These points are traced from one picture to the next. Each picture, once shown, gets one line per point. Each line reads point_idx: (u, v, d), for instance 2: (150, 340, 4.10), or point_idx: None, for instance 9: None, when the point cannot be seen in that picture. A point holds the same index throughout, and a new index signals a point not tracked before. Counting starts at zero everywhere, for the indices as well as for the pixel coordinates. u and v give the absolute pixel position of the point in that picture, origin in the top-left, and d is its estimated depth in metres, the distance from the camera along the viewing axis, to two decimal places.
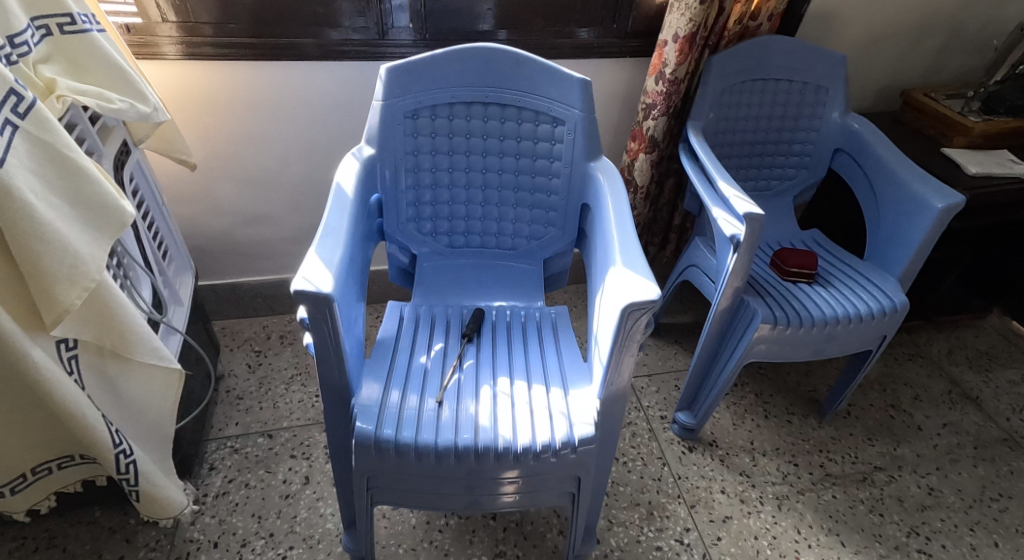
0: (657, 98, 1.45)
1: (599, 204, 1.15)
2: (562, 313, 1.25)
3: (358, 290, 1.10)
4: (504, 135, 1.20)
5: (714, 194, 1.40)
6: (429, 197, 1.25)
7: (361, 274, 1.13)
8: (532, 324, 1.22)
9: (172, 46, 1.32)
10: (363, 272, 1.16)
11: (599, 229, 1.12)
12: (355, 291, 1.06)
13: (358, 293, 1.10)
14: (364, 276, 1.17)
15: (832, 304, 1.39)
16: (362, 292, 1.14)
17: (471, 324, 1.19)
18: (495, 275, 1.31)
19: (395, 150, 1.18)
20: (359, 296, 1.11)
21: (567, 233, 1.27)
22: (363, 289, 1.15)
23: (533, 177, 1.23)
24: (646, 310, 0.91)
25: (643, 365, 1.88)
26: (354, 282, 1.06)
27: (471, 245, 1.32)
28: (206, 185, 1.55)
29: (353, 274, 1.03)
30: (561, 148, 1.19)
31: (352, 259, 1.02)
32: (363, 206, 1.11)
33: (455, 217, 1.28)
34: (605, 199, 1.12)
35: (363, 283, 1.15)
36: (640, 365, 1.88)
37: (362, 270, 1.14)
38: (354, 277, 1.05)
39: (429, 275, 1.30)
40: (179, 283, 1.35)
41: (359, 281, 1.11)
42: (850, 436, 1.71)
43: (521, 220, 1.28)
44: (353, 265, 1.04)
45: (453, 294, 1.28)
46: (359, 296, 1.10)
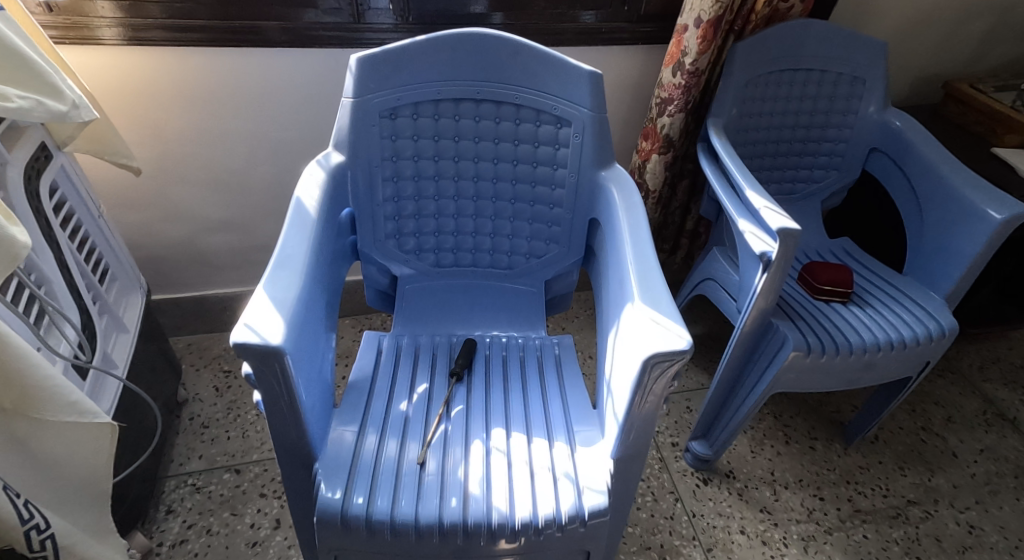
0: (675, 92, 1.27)
1: (610, 221, 0.97)
2: (564, 346, 1.08)
3: (325, 326, 0.92)
4: (499, 138, 1.02)
5: (739, 204, 1.23)
6: (410, 209, 1.07)
7: (328, 305, 0.95)
8: (531, 362, 1.05)
9: (110, 29, 1.13)
10: (332, 303, 0.98)
11: (612, 251, 0.95)
12: (321, 329, 0.89)
13: (325, 330, 0.92)
14: (332, 306, 0.99)
15: (872, 328, 1.23)
16: (330, 327, 0.96)
17: (460, 361, 1.01)
18: (488, 298, 1.14)
19: (369, 156, 0.99)
20: (327, 332, 0.94)
21: (572, 252, 1.09)
22: (331, 321, 0.97)
23: (532, 186, 1.05)
24: (673, 362, 0.74)
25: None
26: (320, 318, 0.88)
27: (461, 263, 1.14)
28: (159, 189, 1.36)
29: (316, 310, 0.85)
30: (566, 153, 1.01)
31: (314, 293, 0.84)
32: (329, 223, 0.93)
33: (441, 234, 1.10)
34: (617, 216, 0.95)
35: (330, 316, 0.97)
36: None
37: (330, 299, 0.96)
38: (319, 313, 0.87)
39: (413, 298, 1.12)
40: (124, 306, 1.17)
41: (326, 313, 0.93)
42: (880, 464, 1.55)
43: (518, 236, 1.11)
44: (317, 300, 0.86)
45: (440, 323, 1.10)
46: (326, 332, 0.92)
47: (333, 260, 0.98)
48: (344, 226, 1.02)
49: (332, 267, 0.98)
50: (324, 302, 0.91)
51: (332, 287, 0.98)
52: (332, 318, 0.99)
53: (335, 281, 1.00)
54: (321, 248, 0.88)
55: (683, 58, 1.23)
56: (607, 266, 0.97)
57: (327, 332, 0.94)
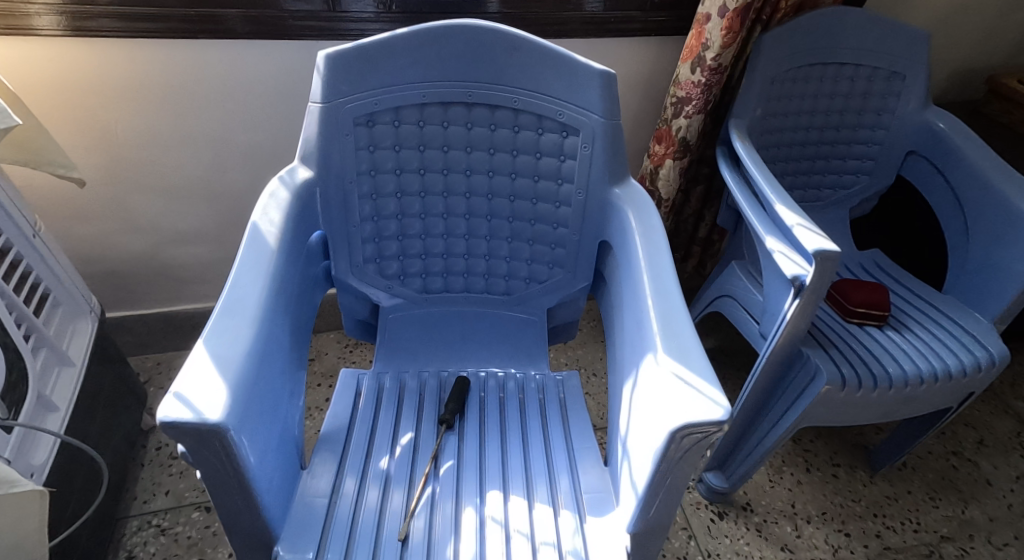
0: (694, 90, 1.12)
1: (623, 246, 0.83)
2: (570, 385, 0.95)
3: (289, 374, 0.78)
4: (494, 147, 0.88)
5: (765, 218, 1.09)
6: (392, 230, 0.92)
7: (295, 347, 0.81)
8: (530, 406, 0.91)
9: (47, 17, 0.98)
10: (300, 343, 0.84)
11: (627, 283, 0.81)
12: (284, 379, 0.75)
13: (290, 378, 0.79)
14: (301, 346, 0.85)
15: (913, 357, 1.09)
16: (297, 370, 0.82)
17: (448, 407, 0.88)
18: (483, 328, 1.01)
19: (342, 170, 0.85)
20: (293, 378, 0.80)
21: (579, 277, 0.95)
22: (298, 363, 0.83)
23: (534, 202, 0.91)
24: (707, 433, 0.60)
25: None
26: (283, 366, 0.74)
27: (452, 288, 1.00)
28: (114, 198, 1.22)
29: (276, 360, 0.71)
30: (572, 165, 0.87)
31: (275, 341, 0.71)
32: (295, 251, 0.79)
33: (428, 256, 0.96)
34: (633, 242, 0.80)
35: (297, 359, 0.83)
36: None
37: (298, 339, 0.82)
38: (281, 362, 0.73)
39: (397, 329, 0.99)
40: (68, 335, 1.04)
41: (291, 357, 0.79)
42: (909, 495, 1.43)
43: (516, 258, 0.97)
44: (278, 347, 0.72)
45: (429, 357, 0.97)
46: (291, 380, 0.79)
47: (302, 292, 0.84)
48: (314, 251, 0.88)
49: (301, 299, 0.84)
50: (288, 346, 0.77)
51: (301, 324, 0.84)
52: (300, 360, 0.85)
53: (305, 315, 0.86)
54: (283, 283, 0.75)
55: (705, 51, 1.08)
56: (619, 300, 0.84)
57: (294, 379, 0.80)
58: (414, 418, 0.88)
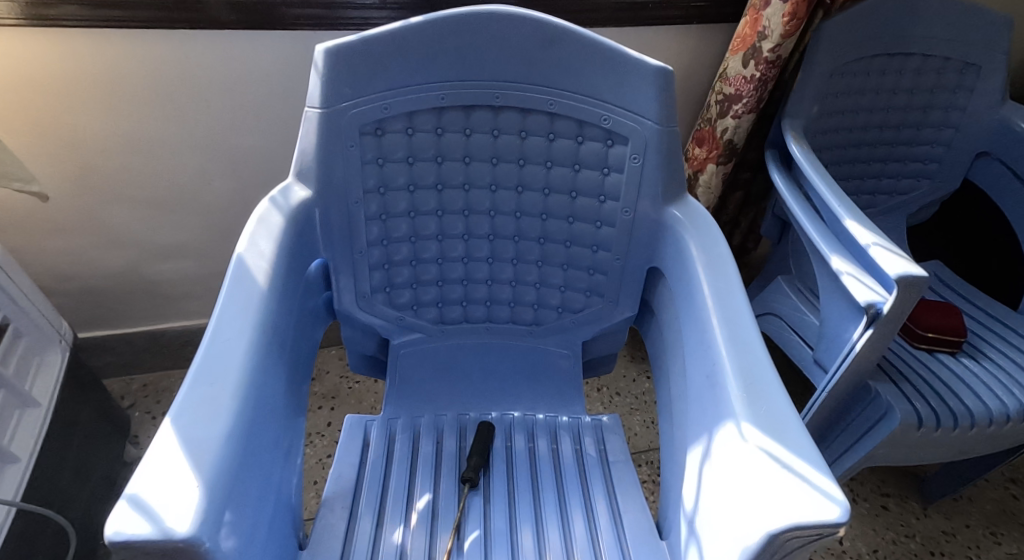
0: (745, 86, 0.98)
1: (681, 278, 0.70)
2: (610, 432, 0.82)
3: (288, 434, 0.66)
4: (525, 158, 0.75)
5: (828, 234, 0.95)
6: (404, 255, 0.79)
7: (295, 399, 0.69)
8: (567, 460, 0.79)
9: (4, 4, 0.84)
10: (301, 392, 0.71)
11: (687, 324, 0.67)
12: (282, 445, 0.62)
13: (289, 438, 0.66)
14: (301, 394, 0.72)
15: (997, 390, 0.95)
16: (297, 426, 0.69)
17: (472, 463, 0.75)
18: (508, 363, 0.88)
19: (346, 187, 0.72)
20: (293, 438, 0.67)
21: (621, 307, 0.82)
22: (299, 417, 0.71)
23: (570, 221, 0.78)
24: (817, 537, 0.47)
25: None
26: (279, 431, 0.62)
27: (473, 318, 0.87)
28: (88, 210, 1.08)
29: (269, 427, 0.58)
30: (618, 179, 0.74)
31: (269, 404, 0.58)
32: (293, 287, 0.65)
33: (445, 282, 0.83)
34: (695, 275, 0.67)
35: (298, 412, 0.70)
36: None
37: (296, 388, 0.69)
38: (277, 427, 0.60)
39: (409, 367, 0.86)
40: (33, 371, 0.91)
41: (291, 414, 0.66)
42: (968, 529, 1.30)
43: (547, 285, 0.84)
44: (273, 410, 0.59)
45: (446, 400, 0.84)
46: (291, 443, 0.66)
47: (303, 332, 0.71)
48: (314, 282, 0.74)
49: (301, 342, 0.71)
50: (286, 403, 0.64)
51: (302, 369, 0.71)
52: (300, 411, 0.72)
53: (307, 358, 0.73)
54: (279, 329, 0.62)
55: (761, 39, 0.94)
56: (676, 342, 0.71)
57: (293, 438, 0.68)
58: (432, 476, 0.76)
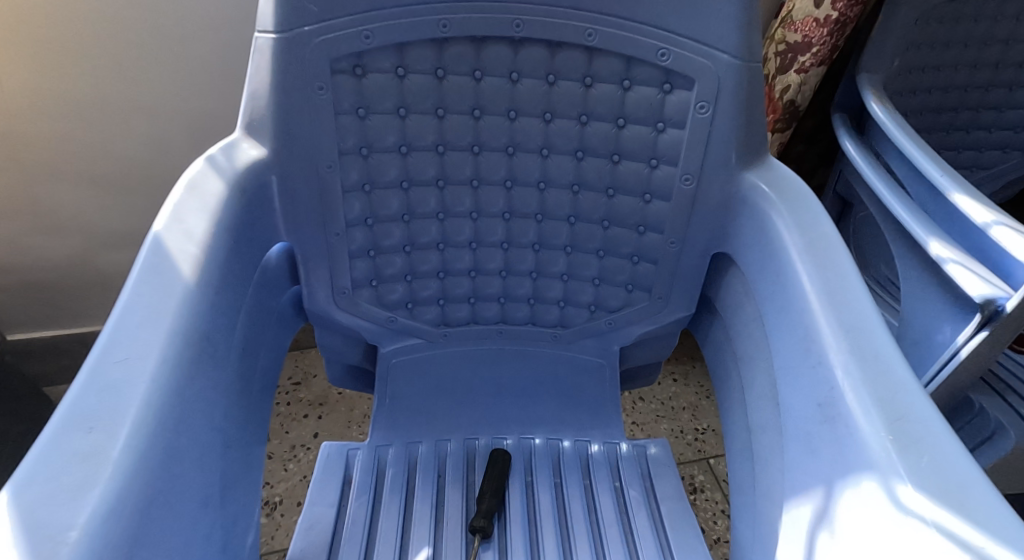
0: (817, 31, 0.80)
1: (770, 269, 0.52)
2: (653, 464, 0.67)
3: (246, 477, 0.49)
4: (553, 111, 0.57)
5: (921, 213, 0.76)
6: (395, 239, 0.62)
7: (253, 429, 0.52)
8: (602, 500, 0.63)
9: None
10: (262, 418, 0.54)
11: (782, 332, 0.49)
12: (236, 494, 0.46)
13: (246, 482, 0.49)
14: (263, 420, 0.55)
15: None
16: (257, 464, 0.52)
17: (483, 507, 0.59)
18: (527, 374, 0.71)
19: (316, 147, 0.54)
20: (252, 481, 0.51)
21: (672, 306, 0.65)
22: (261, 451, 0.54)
23: (609, 193, 0.61)
24: None
25: (717, 434, 1.26)
26: (233, 475, 0.45)
27: (483, 319, 0.70)
28: (22, 188, 0.90)
29: (208, 477, 0.41)
30: (676, 136, 0.56)
31: (207, 445, 0.41)
32: (244, 281, 0.48)
33: (449, 274, 0.66)
34: (793, 264, 0.49)
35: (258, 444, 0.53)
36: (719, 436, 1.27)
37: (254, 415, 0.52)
38: (225, 473, 0.44)
39: (404, 379, 0.69)
40: None
41: (249, 449, 0.50)
42: None
43: (577, 276, 0.67)
44: (218, 451, 0.43)
45: (450, 421, 0.68)
46: (251, 488, 0.49)
47: (264, 340, 0.54)
48: (279, 274, 0.57)
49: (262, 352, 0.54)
50: (240, 436, 0.47)
51: (264, 388, 0.54)
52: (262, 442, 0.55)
53: (271, 372, 0.56)
54: (223, 339, 0.44)
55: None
56: (760, 353, 0.53)
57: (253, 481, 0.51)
58: (432, 522, 0.60)
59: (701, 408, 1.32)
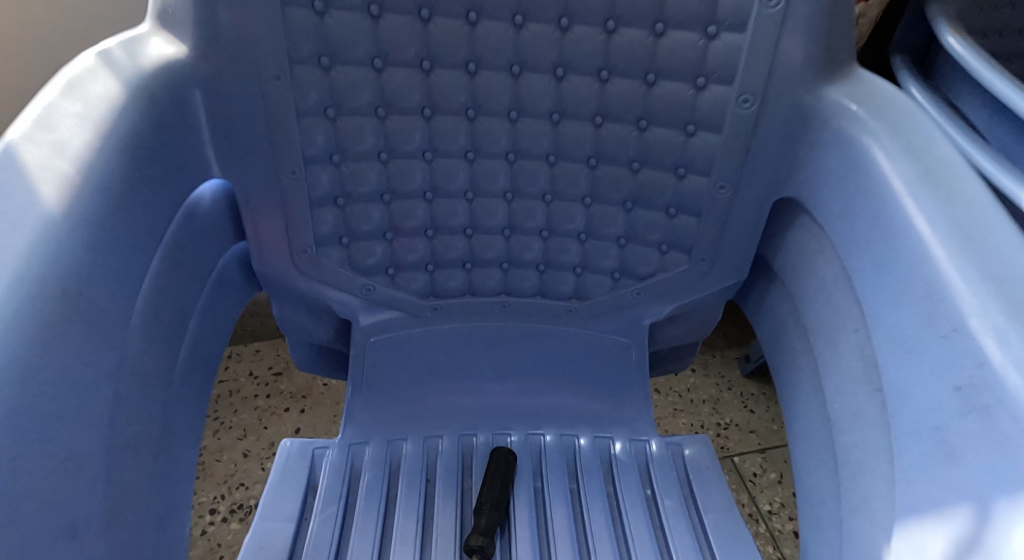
0: None
1: (865, 211, 0.39)
2: (691, 466, 0.54)
3: (164, 485, 0.37)
4: (571, 13, 0.43)
5: (1006, 160, 0.62)
6: (371, 186, 0.49)
7: (177, 421, 0.40)
8: (630, 511, 0.50)
9: None
10: (193, 407, 0.42)
11: (888, 292, 0.36)
12: (145, 512, 0.34)
13: (165, 491, 0.37)
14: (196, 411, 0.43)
15: None
16: (185, 466, 0.40)
17: (482, 521, 0.47)
18: (537, 357, 0.59)
19: (259, 56, 0.41)
20: (176, 488, 0.39)
21: (717, 270, 0.52)
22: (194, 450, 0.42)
23: (640, 124, 0.47)
24: None
25: (746, 432, 1.04)
26: (139, 484, 0.34)
27: (482, 289, 0.58)
28: None
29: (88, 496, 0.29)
30: (734, 42, 0.43)
31: (91, 444, 0.29)
32: (153, 227, 0.36)
33: (439, 232, 0.54)
34: (903, 199, 0.36)
35: (187, 442, 0.41)
36: (747, 435, 1.04)
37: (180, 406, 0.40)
38: (121, 486, 0.32)
39: (386, 361, 0.56)
40: None
41: (168, 449, 0.38)
42: None
43: (597, 235, 0.54)
44: (113, 451, 0.31)
45: (441, 412, 0.56)
46: (171, 500, 0.37)
47: (191, 312, 0.41)
48: (222, 226, 0.44)
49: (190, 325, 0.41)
50: (151, 433, 0.35)
51: (194, 371, 0.42)
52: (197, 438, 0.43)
53: (209, 349, 0.44)
54: (122, 302, 0.32)
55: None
56: (848, 324, 0.40)
57: (176, 490, 0.39)
58: (418, 539, 0.47)
59: (726, 403, 1.09)
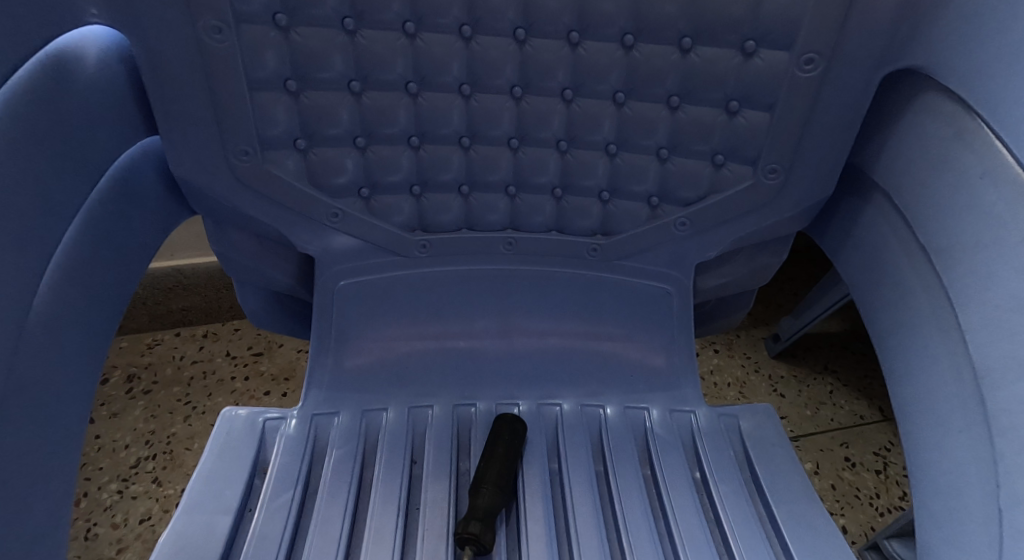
0: None
1: None
2: (753, 444, 0.41)
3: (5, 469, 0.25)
4: None
5: None
6: (335, 71, 0.36)
7: (44, 372, 0.28)
8: (675, 497, 0.38)
9: None
10: (75, 356, 0.30)
11: None
12: None
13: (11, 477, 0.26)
14: (83, 361, 0.31)
15: None
16: (57, 437, 0.28)
17: (481, 500, 0.36)
18: (553, 307, 0.46)
19: None
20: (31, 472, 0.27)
21: (790, 186, 0.40)
22: (83, 406, 0.31)
23: None
24: None
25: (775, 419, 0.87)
26: None
27: (484, 222, 0.45)
28: None
29: None
30: None
31: None
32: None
33: (426, 140, 0.41)
34: None
35: (64, 402, 0.29)
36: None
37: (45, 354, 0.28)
38: None
39: (359, 311, 0.44)
40: None
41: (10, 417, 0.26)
42: None
43: (632, 147, 0.42)
44: None
45: (431, 375, 0.44)
46: (31, 468, 0.27)
47: (78, 212, 0.30)
48: (127, 109, 0.33)
49: (71, 232, 0.30)
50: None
51: (80, 303, 0.30)
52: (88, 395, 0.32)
53: (108, 276, 0.33)
54: None
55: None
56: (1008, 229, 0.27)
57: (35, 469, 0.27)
58: (398, 535, 0.35)
59: (752, 387, 0.91)
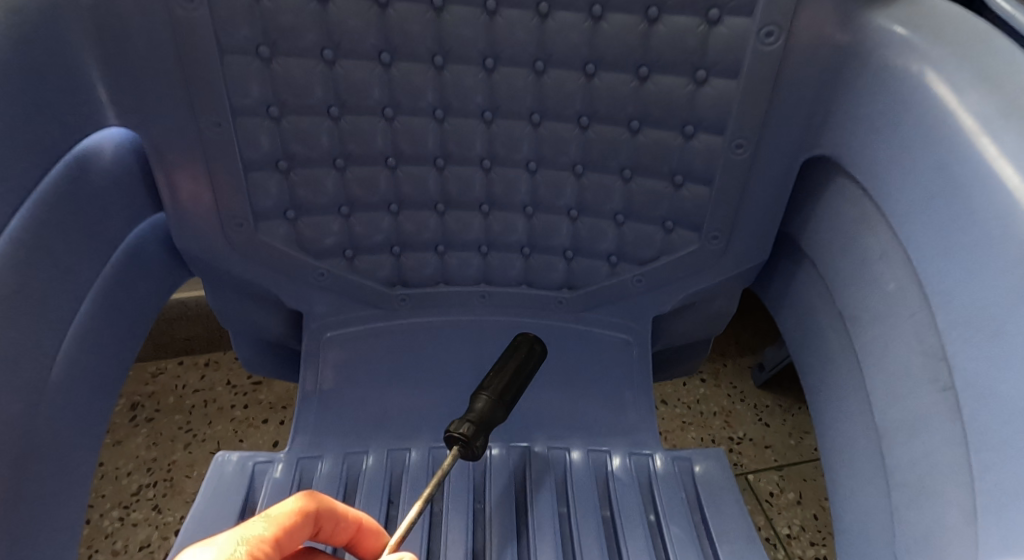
0: None
1: (929, 168, 0.29)
2: (704, 487, 0.45)
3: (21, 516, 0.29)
4: None
5: None
6: (322, 150, 0.41)
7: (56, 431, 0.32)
8: (627, 538, 0.42)
9: None
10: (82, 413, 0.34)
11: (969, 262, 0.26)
12: None
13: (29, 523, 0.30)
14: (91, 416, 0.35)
15: None
16: (65, 486, 0.32)
17: (478, 407, 0.38)
18: None
19: None
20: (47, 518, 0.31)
21: (733, 249, 0.44)
22: (90, 456, 0.35)
23: (643, 70, 0.38)
24: None
25: (760, 447, 0.90)
26: None
27: (460, 275, 0.50)
28: None
29: None
30: None
31: None
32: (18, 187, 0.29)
33: (404, 206, 0.45)
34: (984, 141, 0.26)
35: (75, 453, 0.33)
36: (762, 451, 0.90)
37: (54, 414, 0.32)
38: None
39: (345, 360, 0.48)
40: None
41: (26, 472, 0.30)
42: None
43: (592, 212, 0.46)
44: None
45: (409, 420, 0.47)
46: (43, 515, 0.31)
47: (90, 284, 0.35)
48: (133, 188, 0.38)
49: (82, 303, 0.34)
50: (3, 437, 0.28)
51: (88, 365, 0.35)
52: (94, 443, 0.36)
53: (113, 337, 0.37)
54: None
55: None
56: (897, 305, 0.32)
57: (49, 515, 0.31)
58: None
59: (738, 415, 0.94)
